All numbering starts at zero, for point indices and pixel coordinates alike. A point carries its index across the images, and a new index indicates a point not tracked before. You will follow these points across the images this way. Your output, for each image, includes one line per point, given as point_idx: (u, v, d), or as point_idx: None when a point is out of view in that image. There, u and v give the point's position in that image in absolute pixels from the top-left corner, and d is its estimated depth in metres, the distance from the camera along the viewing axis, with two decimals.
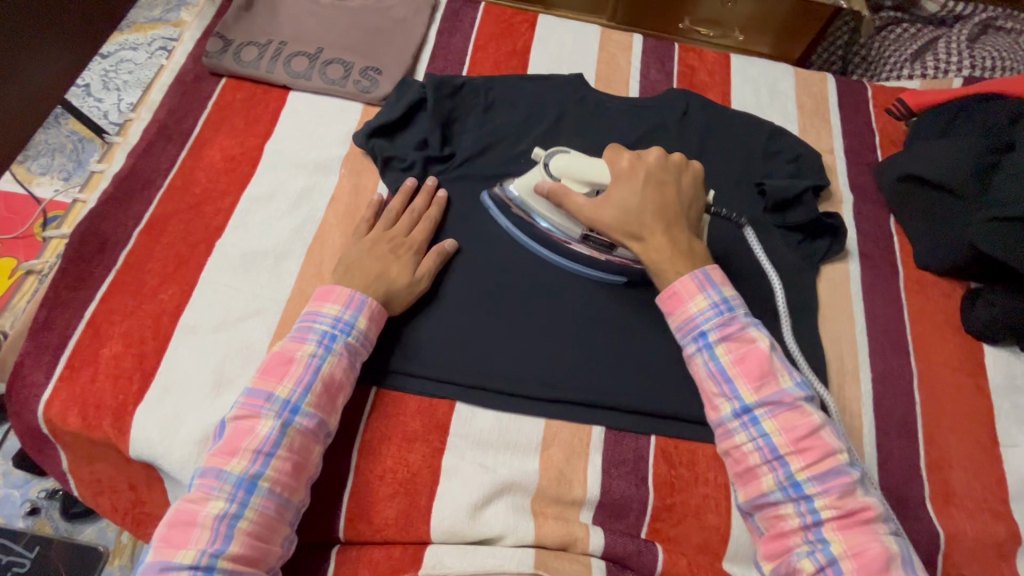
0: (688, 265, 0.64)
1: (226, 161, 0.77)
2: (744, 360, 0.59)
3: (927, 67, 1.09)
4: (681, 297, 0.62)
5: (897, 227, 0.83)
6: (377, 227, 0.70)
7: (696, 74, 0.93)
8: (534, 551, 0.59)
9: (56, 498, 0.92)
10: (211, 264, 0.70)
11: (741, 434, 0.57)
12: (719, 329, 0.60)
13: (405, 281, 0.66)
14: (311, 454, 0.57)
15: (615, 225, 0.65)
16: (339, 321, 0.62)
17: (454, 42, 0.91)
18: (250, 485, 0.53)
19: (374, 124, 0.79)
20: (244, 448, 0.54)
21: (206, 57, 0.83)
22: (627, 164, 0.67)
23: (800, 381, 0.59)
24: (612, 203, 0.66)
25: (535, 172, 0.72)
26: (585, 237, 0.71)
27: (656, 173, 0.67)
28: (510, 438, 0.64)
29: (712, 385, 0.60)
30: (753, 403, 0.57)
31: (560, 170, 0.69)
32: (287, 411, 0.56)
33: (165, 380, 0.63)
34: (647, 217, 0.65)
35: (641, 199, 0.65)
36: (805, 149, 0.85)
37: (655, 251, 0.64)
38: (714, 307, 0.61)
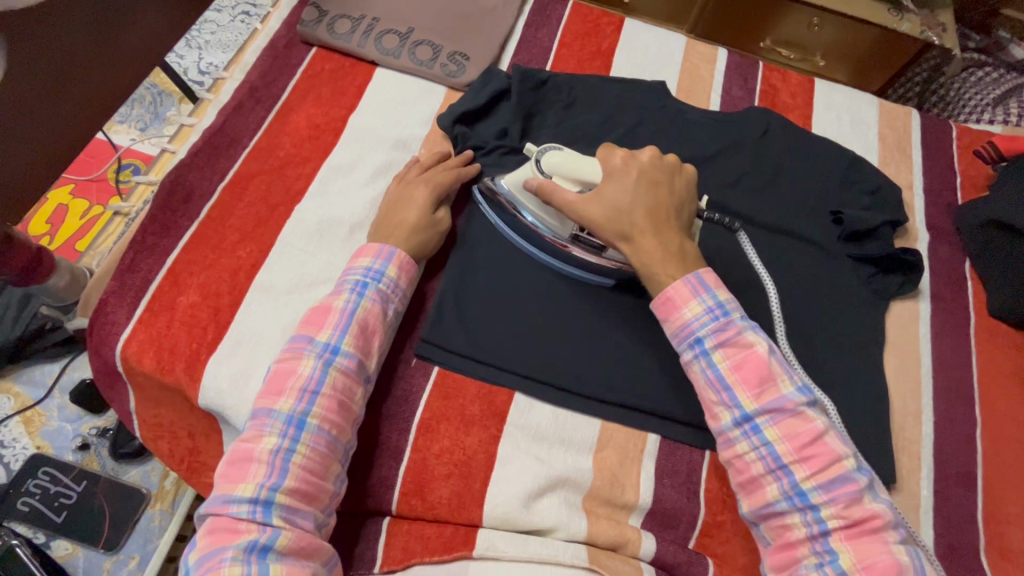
0: (679, 269, 0.61)
1: (311, 129, 0.78)
2: (744, 366, 0.56)
3: (1010, 112, 1.07)
4: (673, 302, 0.59)
5: (972, 271, 0.81)
6: (401, 177, 0.73)
7: (778, 94, 0.92)
8: (586, 548, 0.59)
9: (106, 436, 0.94)
10: (289, 227, 0.71)
11: (743, 443, 0.55)
12: (715, 335, 0.58)
13: (422, 223, 0.68)
14: (353, 395, 0.58)
15: (606, 222, 0.63)
16: (371, 270, 0.63)
17: (540, 37, 0.92)
18: (300, 422, 0.54)
19: (458, 110, 0.79)
20: (290, 388, 0.55)
21: (300, 25, 0.84)
22: (620, 161, 0.65)
23: (801, 386, 0.56)
24: (603, 199, 0.64)
25: (526, 169, 0.70)
26: (574, 237, 0.69)
27: (651, 172, 0.65)
28: (567, 434, 0.64)
29: (711, 394, 0.57)
30: (753, 412, 0.55)
31: (551, 167, 0.67)
32: (328, 352, 0.57)
33: (239, 334, 0.64)
34: (637, 217, 0.62)
35: (632, 197, 0.63)
36: (885, 181, 0.83)
37: (646, 253, 0.61)
38: (709, 312, 0.58)
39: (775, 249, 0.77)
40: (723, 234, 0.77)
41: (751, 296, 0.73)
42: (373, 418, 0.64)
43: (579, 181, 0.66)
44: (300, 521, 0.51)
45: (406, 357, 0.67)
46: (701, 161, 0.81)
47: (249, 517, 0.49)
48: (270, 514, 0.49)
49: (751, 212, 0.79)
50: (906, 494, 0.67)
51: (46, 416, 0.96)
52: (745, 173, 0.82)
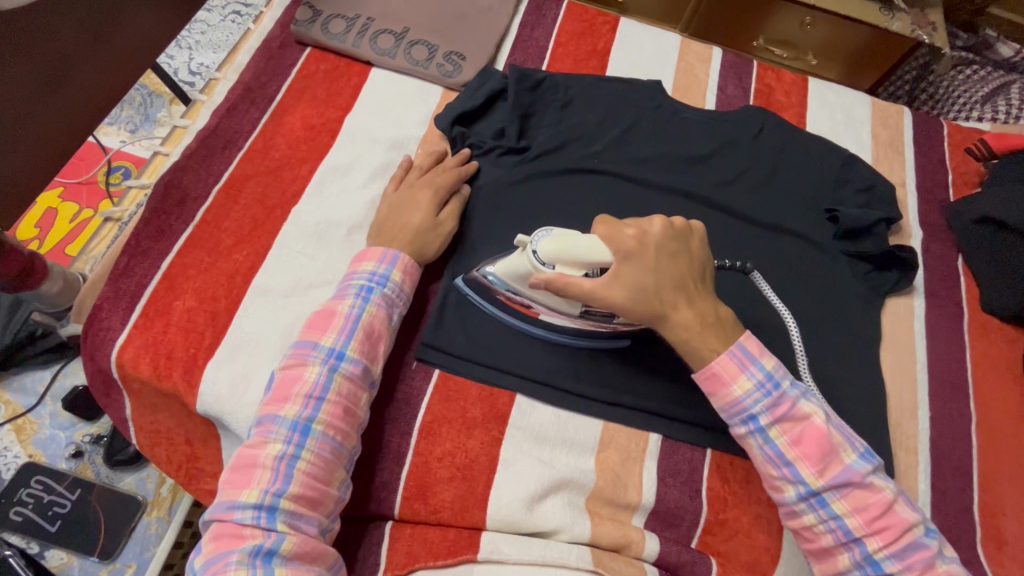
0: (723, 341, 0.57)
1: (307, 130, 0.77)
2: (803, 441, 0.55)
3: (998, 110, 1.09)
4: (724, 381, 0.56)
5: (964, 267, 0.82)
6: (403, 179, 0.73)
7: (773, 93, 0.92)
8: (590, 549, 0.59)
9: (100, 444, 0.92)
10: (286, 230, 0.70)
11: (810, 515, 0.55)
12: (770, 411, 0.56)
13: (428, 225, 0.67)
14: (358, 401, 0.57)
15: (634, 307, 0.56)
16: (375, 275, 0.62)
17: (535, 36, 0.91)
18: (305, 428, 0.53)
19: (455, 111, 0.79)
20: (295, 394, 0.55)
21: (293, 25, 0.83)
22: (633, 240, 0.56)
23: (864, 453, 0.55)
24: (624, 283, 0.55)
25: (519, 257, 0.60)
26: (584, 313, 0.62)
27: (668, 244, 0.57)
28: (568, 435, 0.64)
29: (771, 469, 0.56)
30: (820, 488, 0.54)
31: (551, 256, 0.57)
32: (333, 358, 0.57)
33: (236, 339, 0.63)
34: (666, 294, 0.56)
35: (659, 274, 0.56)
36: (879, 179, 0.84)
37: (685, 328, 0.56)
38: (760, 387, 0.56)
39: (771, 247, 0.78)
40: (720, 234, 0.78)
41: (749, 295, 0.74)
42: (373, 422, 0.63)
43: (587, 268, 0.57)
44: (305, 526, 0.50)
45: (406, 361, 0.67)
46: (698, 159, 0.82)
47: (253, 523, 0.49)
48: (274, 519, 0.49)
49: (748, 210, 0.79)
50: (903, 489, 0.67)
51: (38, 423, 0.94)
52: (742, 172, 0.82)
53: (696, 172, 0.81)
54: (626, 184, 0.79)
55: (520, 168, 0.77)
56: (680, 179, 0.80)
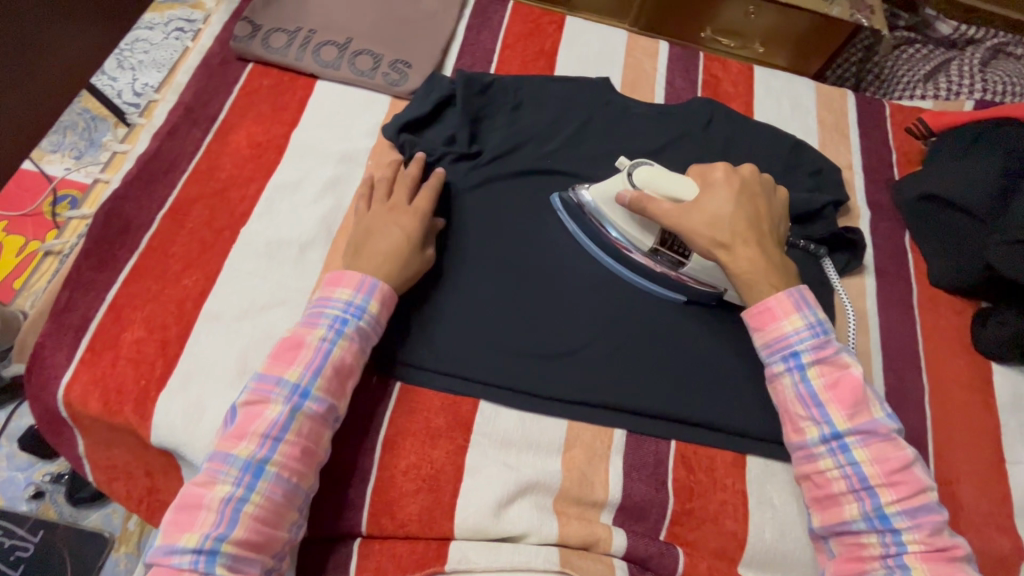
0: (783, 283, 0.61)
1: (252, 148, 0.76)
2: (841, 385, 0.57)
3: (939, 88, 1.14)
4: (774, 313, 0.60)
5: (911, 244, 0.84)
6: (377, 198, 0.69)
7: (720, 84, 0.94)
8: (558, 550, 0.59)
9: (62, 482, 0.90)
10: (236, 251, 0.69)
11: (827, 459, 0.56)
12: (814, 352, 0.58)
13: (417, 258, 0.66)
14: (319, 440, 0.56)
15: (704, 230, 0.63)
16: (351, 305, 0.60)
17: (482, 40, 0.91)
18: (258, 469, 0.53)
19: (403, 119, 0.79)
20: (251, 433, 0.54)
21: (233, 41, 0.82)
22: (721, 175, 0.66)
23: (892, 414, 0.57)
24: (702, 210, 0.63)
25: (615, 179, 0.69)
26: (653, 250, 0.70)
27: (751, 187, 0.66)
28: (533, 438, 0.64)
29: (799, 407, 0.58)
30: (844, 430, 0.56)
31: (643, 181, 0.66)
32: (297, 395, 0.56)
33: (188, 367, 0.62)
34: (739, 227, 0.63)
35: (736, 209, 0.63)
36: (825, 163, 0.86)
37: (745, 262, 0.62)
38: (811, 329, 0.59)
39: None
40: None
41: None
42: (337, 440, 0.63)
43: (670, 195, 0.65)
44: (246, 570, 0.50)
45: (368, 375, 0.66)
46: (649, 154, 0.82)
47: (191, 567, 0.49)
48: (214, 563, 0.49)
49: None
50: None
51: None
52: (693, 163, 0.83)
53: None
54: (580, 183, 0.79)
55: (473, 174, 0.77)
56: None
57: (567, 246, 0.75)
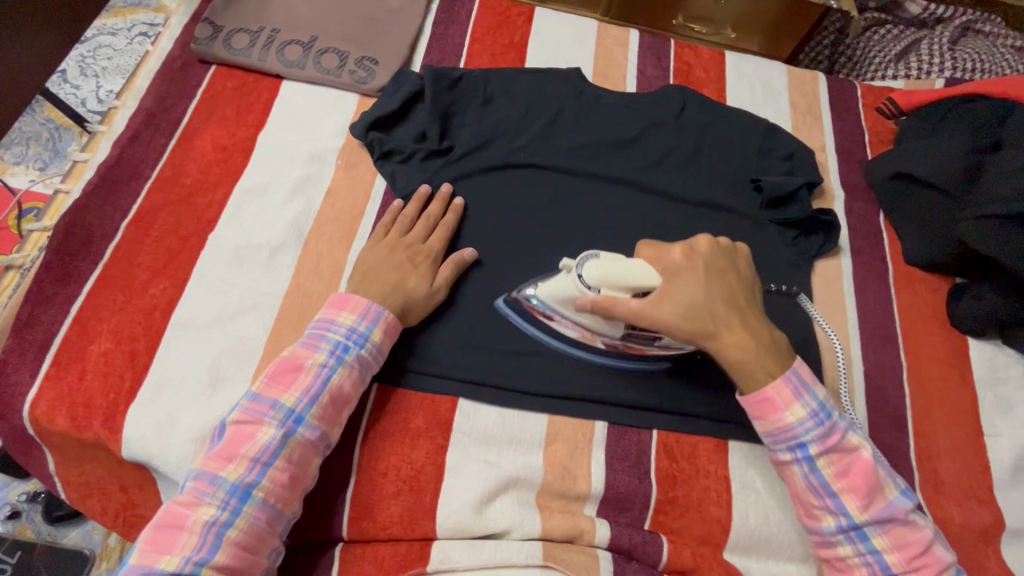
0: (779, 365, 0.59)
1: (218, 152, 0.75)
2: (851, 474, 0.56)
3: (910, 68, 1.13)
4: (775, 405, 0.58)
5: (886, 223, 0.84)
6: (394, 232, 0.69)
7: (692, 70, 0.93)
8: (541, 544, 0.59)
9: (39, 500, 0.89)
10: (204, 258, 0.68)
11: (846, 547, 0.56)
12: (821, 441, 0.57)
13: (423, 291, 0.65)
14: (308, 466, 0.56)
15: (684, 325, 0.58)
16: (354, 332, 0.60)
17: (450, 33, 0.90)
18: (244, 494, 0.52)
19: (371, 117, 0.78)
20: (242, 455, 0.53)
21: (194, 44, 0.80)
22: (681, 257, 0.60)
23: (906, 490, 0.57)
24: (673, 301, 0.58)
25: (563, 278, 0.62)
26: (627, 334, 0.64)
27: (714, 263, 0.61)
28: (514, 433, 0.64)
29: (813, 498, 0.57)
30: (862, 521, 0.55)
31: (596, 279, 0.59)
32: (292, 421, 0.55)
33: (159, 377, 0.61)
34: (717, 312, 0.59)
35: (708, 295, 0.59)
36: (798, 146, 0.86)
37: (735, 348, 0.58)
38: (813, 416, 0.57)
39: (698, 221, 0.79)
40: (651, 215, 0.78)
41: None
42: None
43: (633, 289, 0.59)
44: None
45: None
46: (622, 143, 0.82)
47: None
48: None
49: (674, 188, 0.80)
50: None
51: None
52: (667, 151, 0.83)
53: (622, 157, 0.82)
54: (554, 175, 0.79)
55: (445, 170, 0.76)
56: (606, 165, 0.80)
57: (541, 240, 0.74)
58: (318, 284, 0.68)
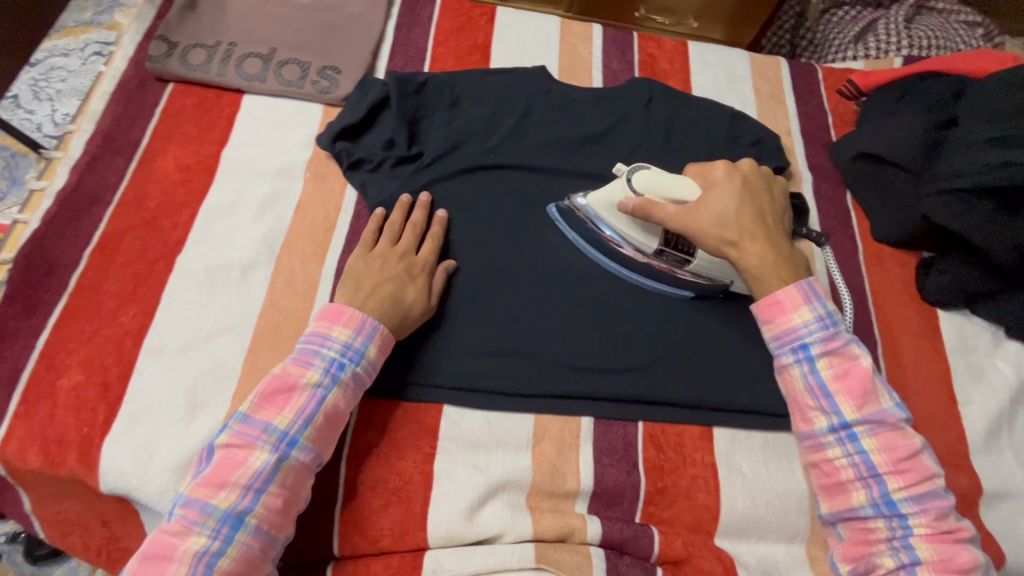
0: (793, 275, 0.63)
1: (181, 171, 0.73)
2: (849, 377, 0.58)
3: (869, 48, 1.15)
4: (783, 307, 0.61)
5: (853, 203, 0.86)
6: (384, 244, 0.68)
7: (657, 62, 0.94)
8: (534, 545, 0.59)
9: (19, 541, 0.87)
10: (174, 281, 0.66)
11: (835, 448, 0.58)
12: (823, 343, 0.60)
13: (422, 304, 0.65)
14: (301, 490, 0.55)
15: (712, 230, 0.64)
16: (349, 349, 0.59)
17: (413, 38, 0.89)
18: (236, 521, 0.51)
19: (337, 127, 0.77)
20: (234, 482, 0.52)
21: (149, 62, 0.78)
22: (721, 173, 0.67)
23: (898, 403, 0.59)
24: (707, 209, 0.65)
25: (614, 185, 0.70)
26: (659, 251, 0.70)
27: (751, 182, 0.68)
28: (501, 436, 0.64)
29: (809, 399, 0.60)
30: (854, 421, 0.58)
31: (643, 185, 0.67)
32: (285, 444, 0.54)
33: (134, 407, 0.59)
34: (744, 223, 0.64)
35: (740, 206, 0.65)
36: (765, 132, 0.87)
37: (755, 258, 0.63)
38: (818, 320, 0.60)
39: None
40: None
41: None
42: None
43: (674, 197, 0.66)
44: None
45: None
46: (592, 139, 0.82)
47: None
48: None
49: None
50: None
51: None
52: (637, 144, 0.83)
53: (592, 152, 0.82)
54: (526, 175, 0.78)
55: (416, 176, 0.75)
56: (577, 162, 0.80)
57: (517, 240, 0.74)
58: (293, 300, 0.67)
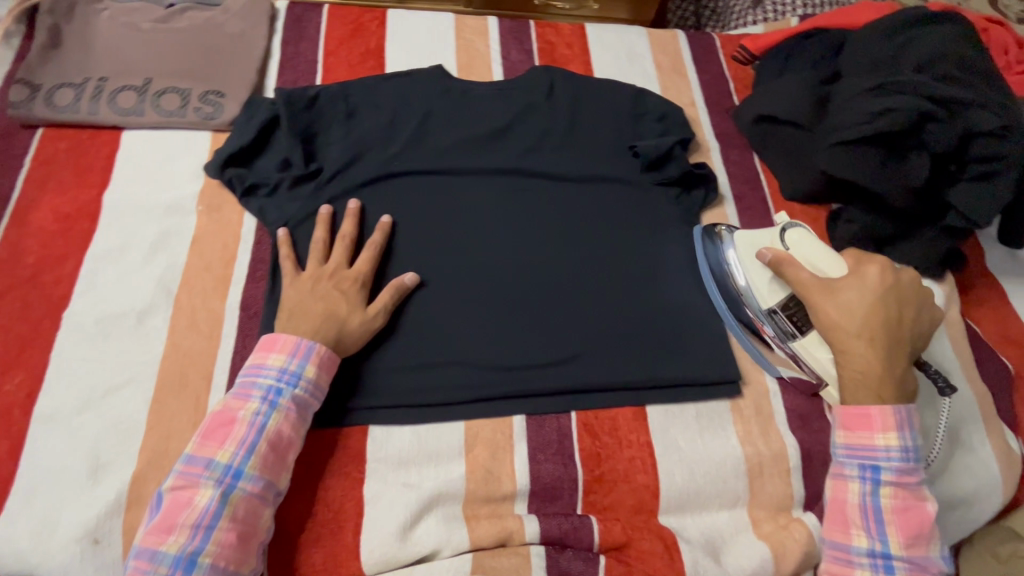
0: (891, 397, 0.61)
1: (60, 222, 0.68)
2: (909, 513, 0.59)
3: (767, 11, 1.16)
4: (871, 422, 0.60)
5: (762, 165, 0.87)
6: (311, 265, 0.66)
7: (556, 48, 0.93)
8: (472, 555, 0.58)
9: None
10: (62, 339, 0.62)
11: (865, 571, 0.58)
12: (898, 475, 0.60)
13: (358, 318, 0.62)
14: (259, 520, 0.53)
15: (829, 314, 0.63)
16: (285, 372, 0.57)
17: (301, 51, 0.86)
18: (188, 564, 0.49)
19: (227, 153, 0.73)
20: (181, 524, 0.50)
21: (10, 108, 0.73)
22: (876, 272, 0.64)
23: (941, 555, 0.60)
24: (839, 293, 0.64)
25: (764, 233, 0.72)
26: (772, 313, 0.68)
27: (904, 293, 0.64)
28: (431, 449, 0.62)
29: (858, 516, 0.60)
30: (896, 553, 0.58)
31: (792, 242, 0.69)
32: (229, 477, 0.52)
33: (28, 480, 0.55)
34: (871, 323, 0.62)
35: (875, 306, 0.62)
36: (668, 106, 0.87)
37: (861, 362, 0.62)
38: (903, 452, 0.60)
39: (585, 198, 0.79)
40: (535, 201, 0.77)
41: (577, 249, 0.75)
42: None
43: (814, 268, 0.67)
44: None
45: None
46: (494, 136, 0.81)
47: None
48: None
49: (554, 168, 0.79)
50: (754, 383, 0.70)
51: None
52: (542, 134, 0.82)
53: (497, 148, 0.81)
54: (433, 178, 0.77)
55: (317, 194, 0.73)
56: (482, 159, 0.79)
57: (429, 248, 0.72)
58: (197, 341, 0.64)
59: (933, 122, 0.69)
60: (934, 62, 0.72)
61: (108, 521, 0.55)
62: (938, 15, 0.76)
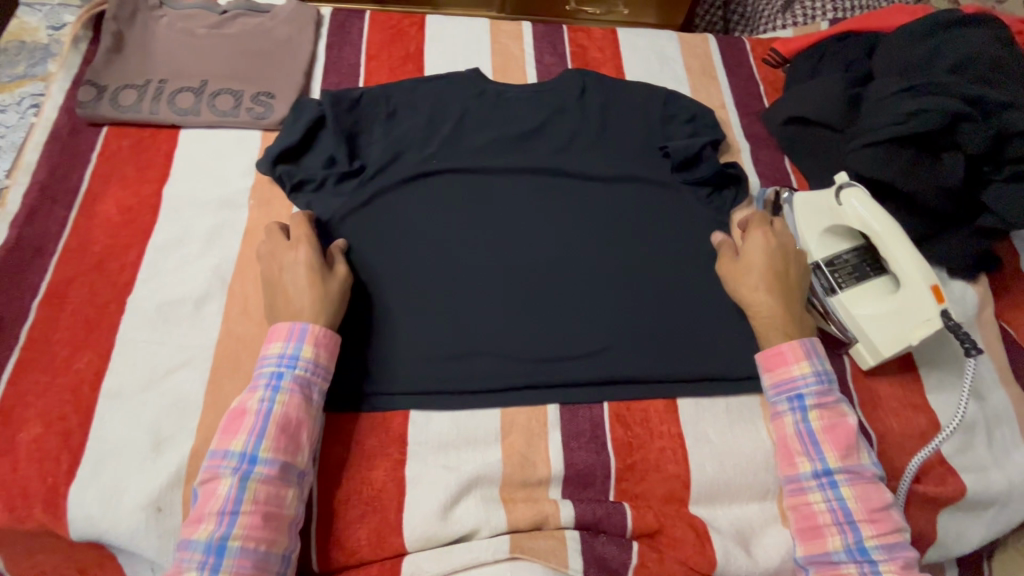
0: (797, 334, 0.66)
1: (123, 213, 0.73)
2: (836, 428, 0.61)
3: (796, 16, 1.17)
4: (786, 357, 0.64)
5: (792, 167, 0.87)
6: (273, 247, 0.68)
7: (588, 52, 0.96)
8: (508, 536, 0.60)
9: None
10: (125, 323, 0.66)
11: (817, 493, 0.60)
12: (818, 396, 0.63)
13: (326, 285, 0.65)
14: (284, 500, 0.55)
15: (734, 278, 0.70)
16: (284, 356, 0.60)
17: (344, 55, 0.90)
18: (219, 548, 0.52)
19: (276, 150, 0.77)
20: (209, 513, 0.53)
21: (80, 108, 0.78)
22: (760, 235, 0.71)
23: (876, 461, 0.62)
24: (741, 258, 0.70)
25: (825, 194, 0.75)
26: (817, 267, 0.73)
27: (786, 249, 0.71)
28: (469, 434, 0.65)
29: (797, 444, 0.62)
30: (836, 467, 0.60)
31: (846, 199, 0.71)
32: (245, 463, 0.55)
33: (96, 452, 0.59)
34: (763, 277, 0.68)
35: (765, 262, 0.69)
36: (698, 108, 0.89)
37: (762, 310, 0.67)
38: (817, 375, 0.63)
39: (616, 197, 0.81)
40: (568, 199, 0.80)
41: (610, 246, 0.77)
42: None
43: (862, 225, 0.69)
44: None
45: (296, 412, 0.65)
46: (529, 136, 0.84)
47: None
48: None
49: (587, 168, 0.81)
50: None
51: None
52: (574, 135, 0.85)
53: (531, 148, 0.83)
54: (470, 176, 0.79)
55: (360, 190, 0.76)
56: (517, 158, 0.81)
57: (466, 243, 0.75)
58: (249, 327, 0.68)
59: (968, 123, 0.69)
60: (968, 64, 0.73)
61: (169, 493, 0.58)
62: (971, 17, 0.76)
